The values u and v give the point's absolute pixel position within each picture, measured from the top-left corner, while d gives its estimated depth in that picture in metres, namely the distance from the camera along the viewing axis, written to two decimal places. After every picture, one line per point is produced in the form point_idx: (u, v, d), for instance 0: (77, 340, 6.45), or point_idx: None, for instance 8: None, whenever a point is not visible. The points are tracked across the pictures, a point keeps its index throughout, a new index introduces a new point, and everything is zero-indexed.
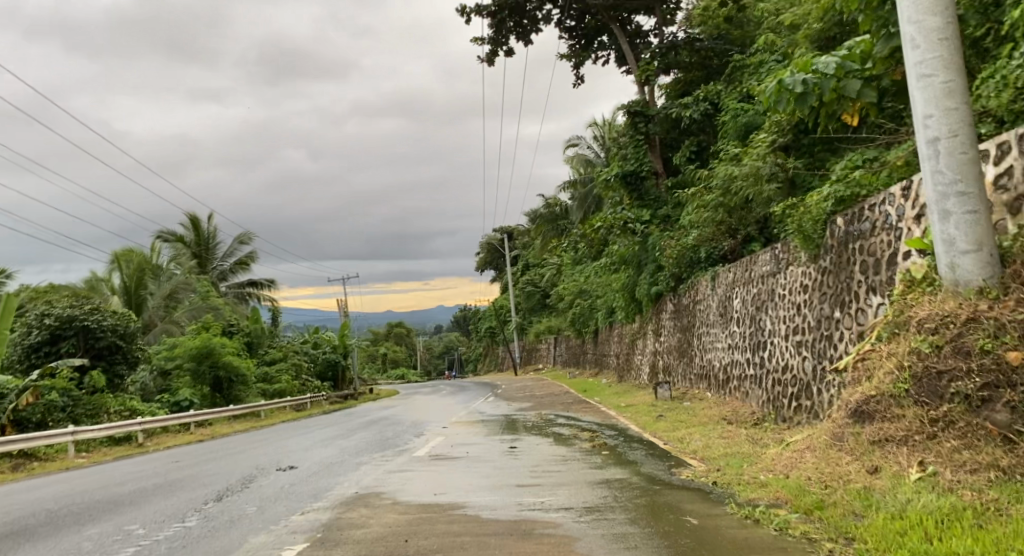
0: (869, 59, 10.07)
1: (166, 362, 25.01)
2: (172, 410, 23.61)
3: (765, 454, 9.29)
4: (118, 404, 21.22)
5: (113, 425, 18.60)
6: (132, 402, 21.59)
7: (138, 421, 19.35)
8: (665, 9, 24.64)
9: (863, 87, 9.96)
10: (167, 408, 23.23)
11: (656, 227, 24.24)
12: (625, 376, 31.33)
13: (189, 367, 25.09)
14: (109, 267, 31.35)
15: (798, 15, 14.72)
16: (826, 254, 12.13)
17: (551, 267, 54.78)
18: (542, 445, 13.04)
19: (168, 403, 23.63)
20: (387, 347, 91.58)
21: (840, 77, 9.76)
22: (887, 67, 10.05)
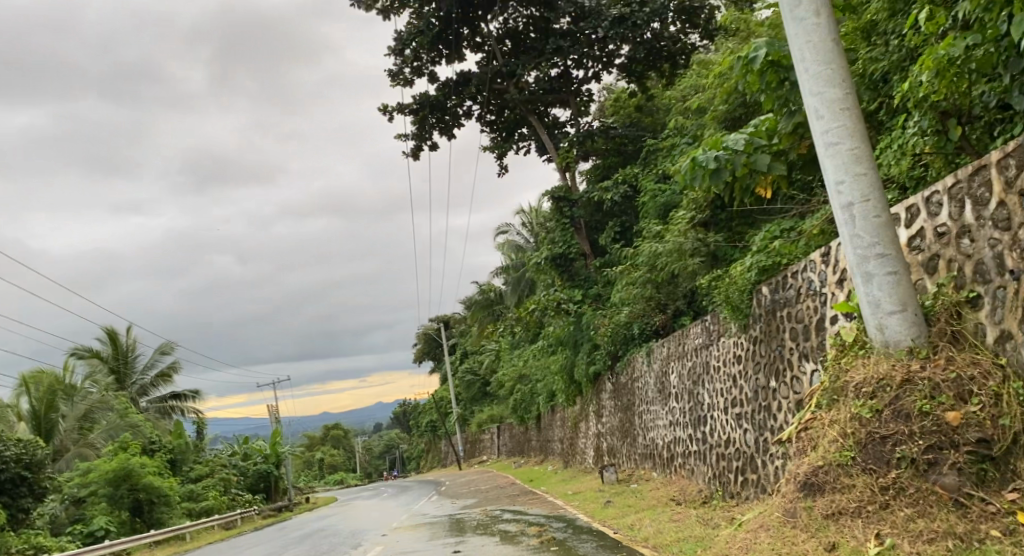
0: (775, 136, 10.32)
1: (80, 489, 23.71)
2: (87, 541, 22.20)
3: (718, 535, 8.94)
4: (22, 542, 19.76)
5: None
6: (39, 538, 20.18)
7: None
8: (580, 101, 25.26)
9: (772, 161, 10.16)
10: (79, 541, 21.82)
11: (589, 307, 24.25)
12: (571, 461, 30.74)
13: (106, 492, 23.55)
14: (16, 391, 29.68)
15: (704, 98, 15.17)
16: (756, 323, 12.13)
17: (489, 354, 54.25)
18: (486, 545, 12.43)
19: (81, 534, 22.22)
20: (326, 450, 88.69)
21: (750, 152, 10.02)
22: (793, 142, 10.26)
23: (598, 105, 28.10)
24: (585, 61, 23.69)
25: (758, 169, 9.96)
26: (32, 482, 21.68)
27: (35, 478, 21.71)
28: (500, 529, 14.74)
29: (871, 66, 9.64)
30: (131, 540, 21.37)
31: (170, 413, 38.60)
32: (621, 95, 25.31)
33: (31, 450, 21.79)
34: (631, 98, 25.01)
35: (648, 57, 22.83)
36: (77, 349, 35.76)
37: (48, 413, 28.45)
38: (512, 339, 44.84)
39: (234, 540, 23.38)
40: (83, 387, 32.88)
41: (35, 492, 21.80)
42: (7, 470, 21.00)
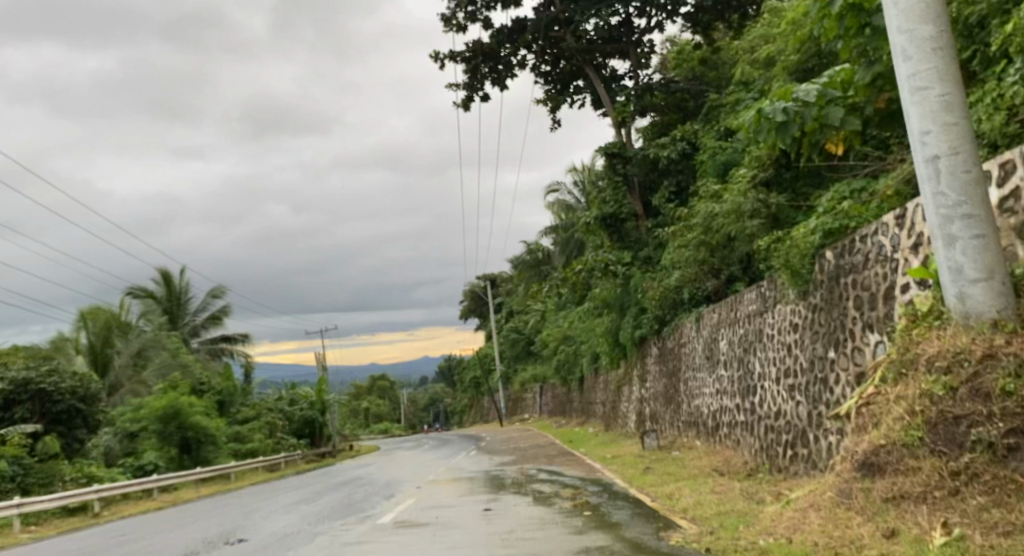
0: (850, 87, 9.61)
1: (132, 424, 23.53)
2: (137, 474, 22.49)
3: (764, 512, 8.36)
4: (75, 471, 20.10)
5: (68, 494, 17.45)
6: (91, 469, 20.44)
7: (97, 489, 18.13)
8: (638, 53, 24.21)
9: (846, 115, 9.39)
10: (130, 473, 22.05)
11: (638, 269, 23.56)
12: (612, 424, 30.30)
13: (156, 429, 23.68)
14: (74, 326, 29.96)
15: (773, 47, 14.23)
16: (817, 290, 11.40)
17: (534, 314, 53.88)
18: (520, 505, 12.03)
19: (132, 467, 22.48)
20: (370, 400, 89.80)
21: (822, 105, 9.27)
22: (870, 95, 9.48)
23: (659, 60, 26.98)
24: (649, 10, 22.67)
25: (830, 123, 9.19)
26: (86, 414, 22.11)
27: (89, 411, 22.16)
28: (534, 489, 14.38)
29: (966, 9, 8.74)
30: (178, 476, 21.78)
31: (220, 355, 39.07)
32: (686, 47, 24.03)
33: (86, 382, 22.22)
34: (696, 50, 23.82)
35: (716, 6, 21.75)
36: (133, 288, 36.30)
37: (104, 348, 29.50)
38: (557, 299, 44.32)
39: (275, 482, 23.55)
40: (138, 325, 33.42)
41: (88, 424, 22.27)
42: (63, 401, 21.39)
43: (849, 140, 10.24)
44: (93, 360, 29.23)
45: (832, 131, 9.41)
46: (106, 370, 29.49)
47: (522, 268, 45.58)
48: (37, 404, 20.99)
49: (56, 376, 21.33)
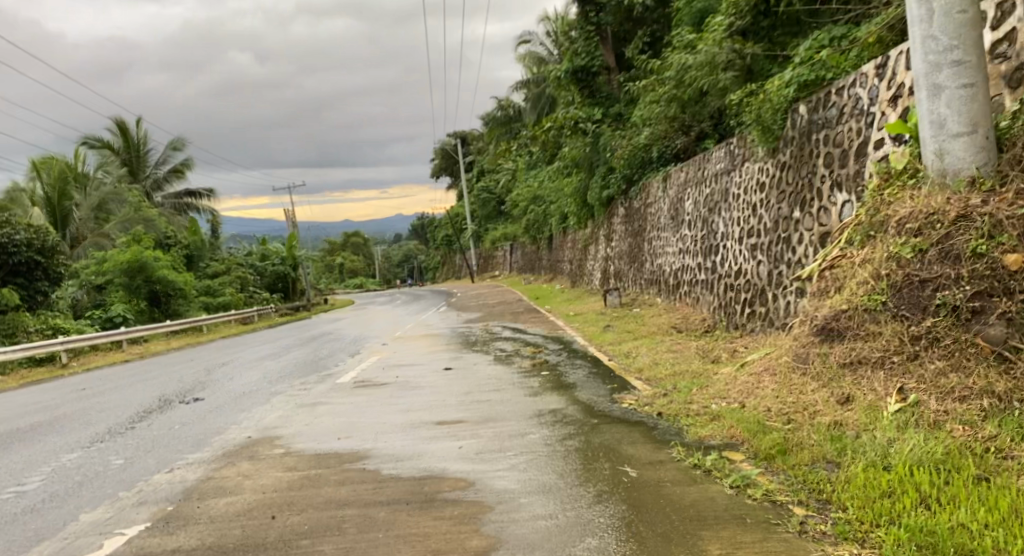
0: None
1: (97, 277, 23.36)
2: (107, 327, 22.17)
3: (718, 373, 8.16)
4: (38, 323, 19.72)
5: (32, 344, 17.15)
6: (56, 321, 20.08)
7: (62, 342, 17.79)
8: None
9: None
10: (98, 326, 21.78)
11: (608, 126, 22.83)
12: (578, 282, 30.38)
13: (123, 283, 23.31)
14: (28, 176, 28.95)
15: None
16: (787, 147, 11.17)
17: (504, 173, 53.02)
18: (479, 365, 11.86)
19: (101, 320, 22.15)
20: (343, 256, 89.63)
21: None
22: None
23: None
24: None
25: None
26: (46, 266, 21.51)
27: (50, 263, 21.53)
28: (495, 348, 14.26)
29: None
30: (147, 329, 21.46)
31: (185, 211, 38.14)
32: None
33: (43, 235, 21.34)
34: None
35: None
36: (87, 140, 34.91)
37: (61, 201, 27.99)
38: (528, 158, 43.37)
39: (244, 336, 23.39)
40: (97, 175, 32.22)
41: (50, 277, 21.75)
42: (19, 253, 20.59)
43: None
44: (51, 215, 27.94)
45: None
46: (65, 224, 28.41)
47: (492, 125, 44.35)
48: None
49: (9, 227, 20.43)
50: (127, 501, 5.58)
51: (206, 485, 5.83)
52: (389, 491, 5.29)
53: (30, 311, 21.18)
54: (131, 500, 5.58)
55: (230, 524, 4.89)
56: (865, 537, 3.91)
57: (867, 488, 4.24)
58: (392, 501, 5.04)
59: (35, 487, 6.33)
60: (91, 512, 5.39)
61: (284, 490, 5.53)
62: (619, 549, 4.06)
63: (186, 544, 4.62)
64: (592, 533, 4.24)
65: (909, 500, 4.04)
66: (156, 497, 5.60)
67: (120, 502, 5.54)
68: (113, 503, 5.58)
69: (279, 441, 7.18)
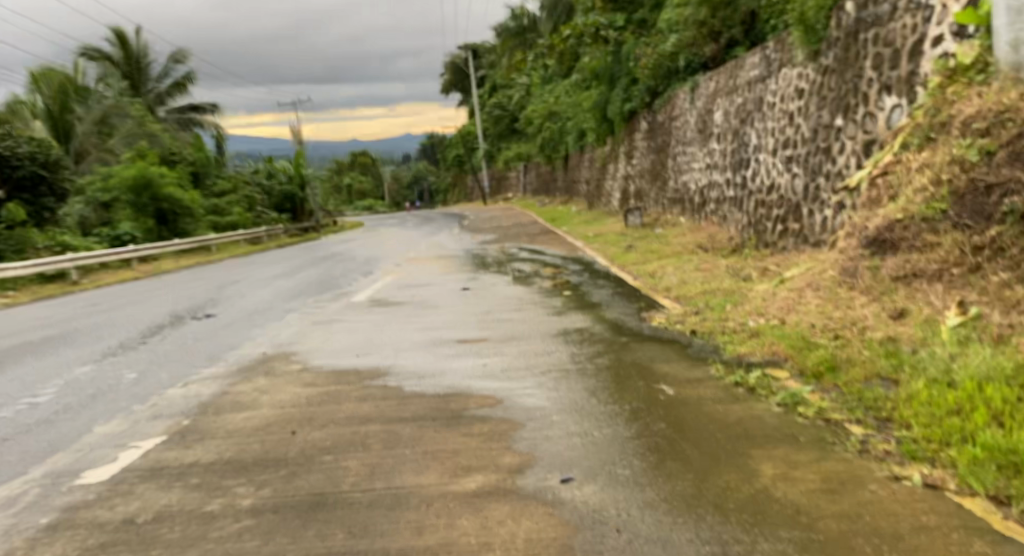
0: None
1: (102, 194, 22.64)
2: (117, 245, 21.94)
3: (752, 291, 7.83)
4: (45, 240, 19.63)
5: (43, 260, 17.04)
6: (66, 238, 19.94)
7: (72, 258, 17.67)
8: None
9: None
10: (111, 244, 21.63)
11: (630, 34, 22.01)
12: (595, 202, 29.85)
13: (128, 201, 22.98)
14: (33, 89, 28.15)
15: None
16: (831, 50, 10.67)
17: (519, 90, 51.81)
18: (499, 285, 11.58)
19: (111, 238, 21.97)
20: (355, 179, 88.89)
21: None
22: None
23: None
24: None
25: None
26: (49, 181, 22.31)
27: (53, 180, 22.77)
28: (515, 268, 13.96)
29: None
30: (157, 246, 21.22)
31: (191, 126, 37.52)
32: None
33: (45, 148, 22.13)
34: None
35: None
36: (86, 50, 34.22)
37: (62, 113, 28.20)
38: (544, 73, 42.18)
39: (259, 256, 23.19)
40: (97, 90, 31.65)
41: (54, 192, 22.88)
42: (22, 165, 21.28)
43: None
44: (53, 127, 28.22)
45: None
46: (67, 137, 28.59)
47: (506, 38, 43.10)
48: None
49: (11, 141, 21.84)
50: (141, 415, 5.37)
51: (224, 400, 5.62)
52: (413, 407, 5.06)
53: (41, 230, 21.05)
54: (146, 415, 5.37)
55: (247, 439, 4.67)
56: (937, 458, 3.60)
57: (932, 408, 3.93)
58: (415, 418, 4.79)
59: (49, 399, 6.15)
60: (104, 425, 5.19)
61: (304, 406, 5.31)
62: (661, 468, 3.80)
63: (203, 458, 4.41)
64: (633, 452, 3.99)
65: (981, 418, 3.72)
66: (170, 411, 5.38)
67: (134, 415, 5.34)
68: (128, 416, 5.37)
69: (298, 357, 6.95)
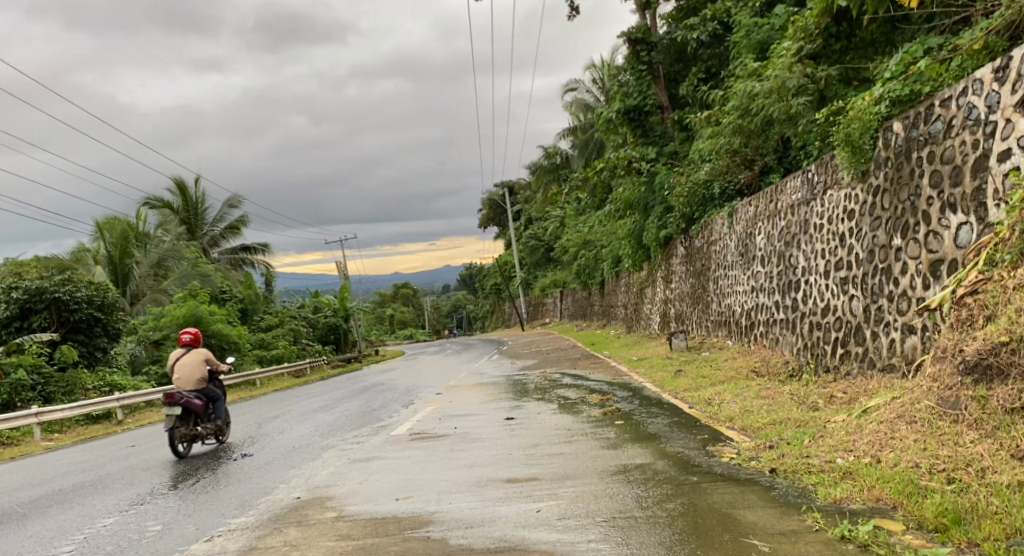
0: None
1: (154, 332, 23.21)
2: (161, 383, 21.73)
3: (829, 422, 7.05)
4: (95, 380, 19.35)
5: (85, 402, 16.63)
6: (111, 377, 19.71)
7: (116, 398, 17.24)
8: None
9: None
10: (151, 381, 21.36)
11: (663, 165, 22.05)
12: (634, 327, 29.21)
13: (178, 337, 23.20)
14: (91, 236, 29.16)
15: None
16: (881, 169, 10.25)
17: (553, 220, 52.34)
18: (544, 414, 10.83)
19: (155, 375, 21.75)
20: (391, 309, 89.43)
21: None
22: None
23: None
24: None
25: None
26: (105, 323, 21.27)
27: (108, 320, 21.29)
28: (557, 395, 13.24)
29: None
30: (198, 384, 20.89)
31: (241, 266, 38.17)
32: None
33: (103, 292, 21.24)
34: None
35: None
36: (149, 199, 35.22)
37: (123, 259, 27.98)
38: (577, 202, 42.71)
39: (296, 388, 22.65)
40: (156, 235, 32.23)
41: (109, 333, 21.45)
42: (80, 310, 20.48)
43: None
44: (113, 273, 27.77)
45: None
46: (126, 281, 28.19)
47: (539, 172, 43.94)
48: (53, 313, 20.10)
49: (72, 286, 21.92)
50: None
51: None
52: None
53: (87, 368, 20.79)
54: None
55: None
56: None
57: None
58: None
59: None
60: None
61: None
62: None
63: None
64: None
65: None
66: None
67: None
68: None
69: (331, 502, 6.25)
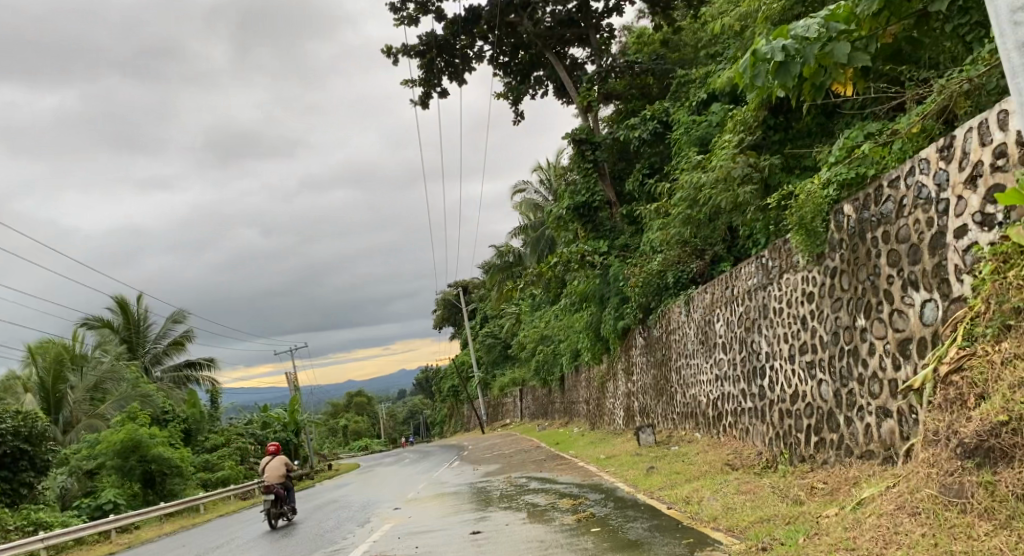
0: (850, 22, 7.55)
1: (89, 462, 21.82)
2: (95, 516, 20.37)
3: (821, 517, 6.60)
4: (19, 519, 18.09)
5: (9, 545, 15.37)
6: (39, 515, 18.39)
7: (42, 537, 16.05)
8: (600, 39, 22.82)
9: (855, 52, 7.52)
10: (86, 516, 20.00)
11: (615, 258, 22.01)
12: (598, 423, 28.61)
13: (114, 465, 21.75)
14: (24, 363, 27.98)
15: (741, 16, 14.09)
16: (835, 251, 10.10)
17: (509, 318, 52.06)
18: (513, 525, 10.14)
19: (90, 508, 20.39)
20: (348, 418, 87.17)
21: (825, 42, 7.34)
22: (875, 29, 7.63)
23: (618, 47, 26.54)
24: None
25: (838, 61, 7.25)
26: (32, 455, 20.03)
27: (36, 452, 20.08)
28: (525, 502, 12.53)
29: None
30: (138, 515, 19.61)
31: (186, 382, 36.92)
32: (645, 31, 23.38)
33: (31, 421, 20.13)
34: (655, 32, 23.09)
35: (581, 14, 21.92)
36: (87, 318, 34.11)
37: (55, 384, 26.78)
38: (532, 299, 42.61)
39: (247, 512, 21.38)
40: (93, 355, 31.00)
41: (36, 466, 20.18)
42: (5, 443, 19.27)
43: (854, 78, 8.44)
44: (44, 400, 26.70)
45: (840, 71, 7.58)
46: (59, 408, 27.00)
47: (492, 272, 43.88)
48: None
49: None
50: None
51: None
52: None
53: (11, 507, 19.43)
54: None
55: None
56: None
57: None
58: None
59: None
60: None
61: None
62: None
63: None
64: None
65: None
66: None
67: None
68: None
69: None
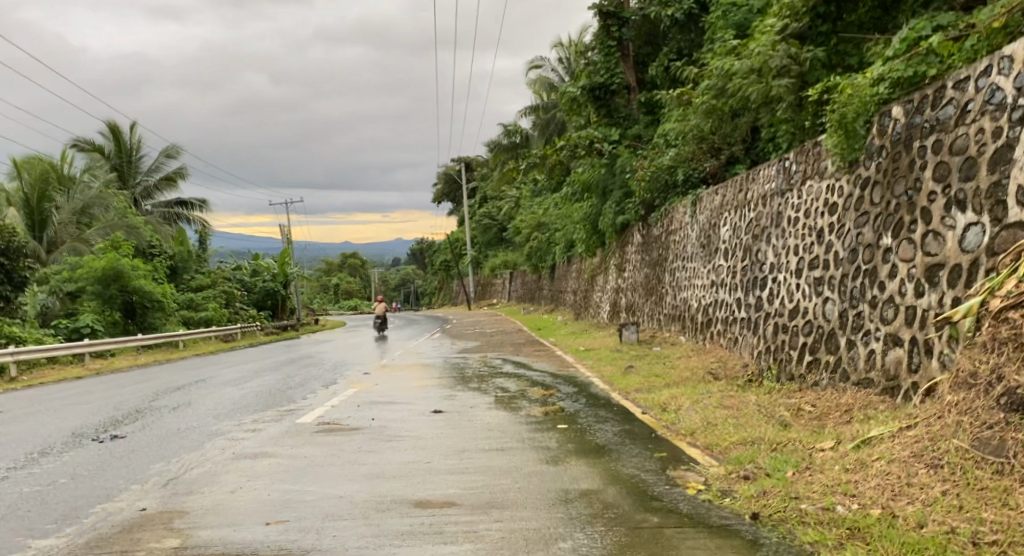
0: None
1: (69, 284, 21.03)
2: (70, 338, 19.95)
3: (813, 451, 5.80)
4: None
5: None
6: (10, 330, 17.84)
7: (9, 352, 15.52)
8: None
9: None
10: (60, 337, 19.53)
11: (626, 148, 20.77)
12: (582, 315, 28.09)
13: (96, 292, 21.05)
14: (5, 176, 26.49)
15: None
16: (871, 159, 9.04)
17: (508, 200, 50.88)
18: (477, 409, 9.40)
19: (66, 330, 19.91)
20: (338, 277, 87.04)
21: None
22: None
23: None
24: None
25: None
26: (9, 269, 19.20)
27: (13, 267, 19.21)
28: (495, 386, 11.89)
29: None
30: (111, 343, 19.13)
31: (175, 220, 35.96)
32: None
33: (9, 235, 18.92)
34: None
35: None
36: (77, 139, 32.80)
37: (40, 202, 25.38)
38: (534, 184, 41.43)
39: (221, 355, 20.91)
40: (82, 178, 29.87)
41: (13, 281, 19.40)
42: None
43: None
44: (28, 217, 25.31)
45: None
46: (43, 228, 25.78)
47: (497, 150, 42.37)
48: None
49: None
50: None
51: None
52: None
53: None
54: None
55: None
56: None
57: None
58: None
59: None
60: None
61: None
62: None
63: None
64: None
65: None
66: None
67: None
68: None
69: (178, 524, 4.77)
